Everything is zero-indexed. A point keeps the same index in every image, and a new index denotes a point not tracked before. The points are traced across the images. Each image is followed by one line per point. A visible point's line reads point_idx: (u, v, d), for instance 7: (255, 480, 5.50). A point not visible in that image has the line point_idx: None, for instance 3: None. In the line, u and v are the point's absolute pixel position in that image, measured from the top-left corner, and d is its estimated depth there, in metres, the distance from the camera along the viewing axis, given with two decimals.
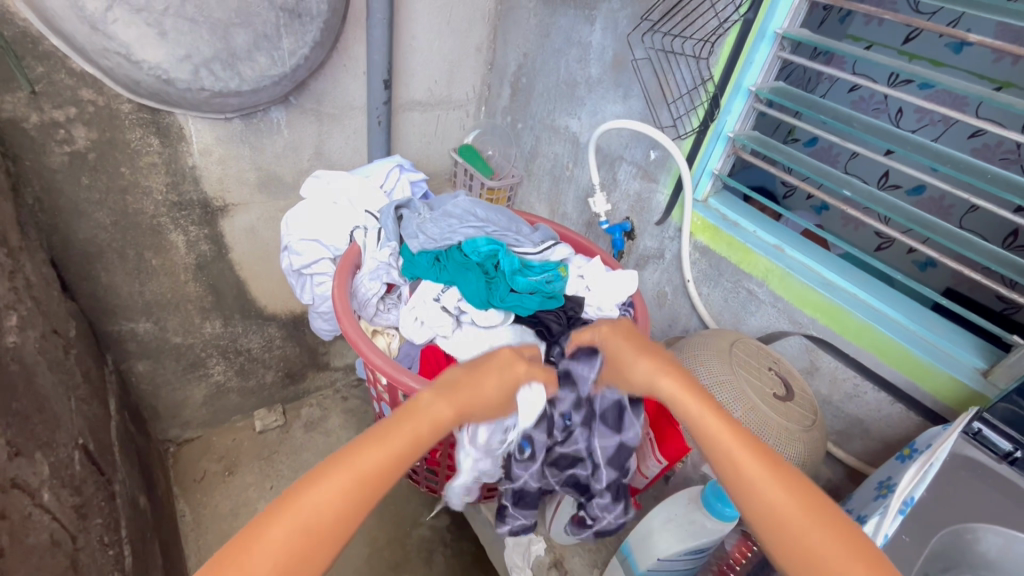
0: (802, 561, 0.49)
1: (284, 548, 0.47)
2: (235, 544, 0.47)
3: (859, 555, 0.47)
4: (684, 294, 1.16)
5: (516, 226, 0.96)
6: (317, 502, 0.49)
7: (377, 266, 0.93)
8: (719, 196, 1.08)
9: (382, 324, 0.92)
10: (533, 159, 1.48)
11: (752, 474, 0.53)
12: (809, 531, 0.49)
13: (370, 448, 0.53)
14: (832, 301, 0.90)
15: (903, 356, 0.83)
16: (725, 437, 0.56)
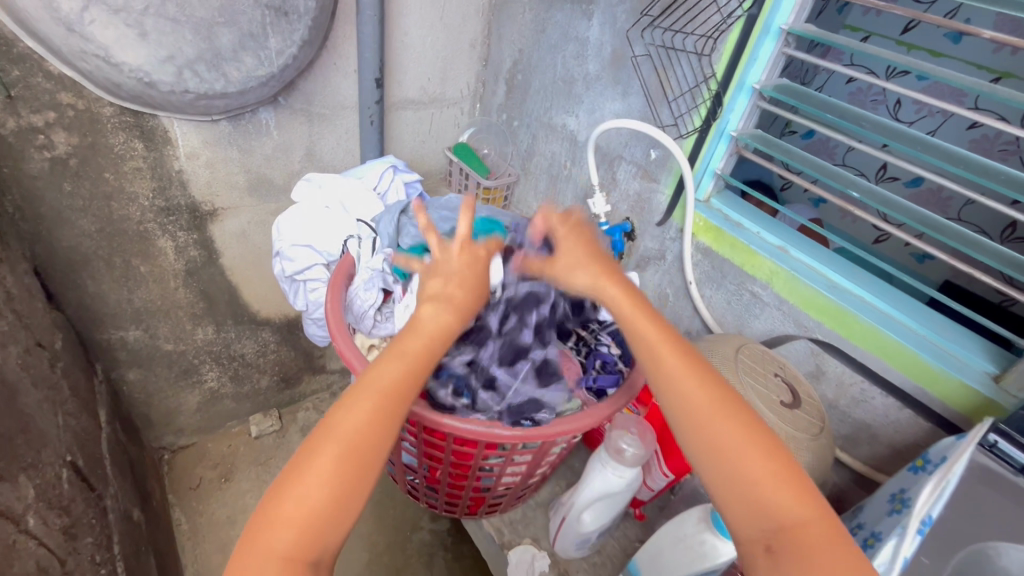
0: (712, 455, 0.58)
1: (332, 460, 0.55)
2: (295, 461, 0.56)
3: (761, 454, 0.57)
4: (686, 296, 1.13)
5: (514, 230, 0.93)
6: (351, 418, 0.57)
7: (372, 275, 0.90)
8: (721, 196, 1.06)
9: (379, 337, 0.89)
10: (530, 158, 1.45)
11: (685, 385, 0.62)
12: (722, 432, 0.59)
13: (386, 364, 0.61)
14: (839, 304, 0.88)
15: (911, 361, 0.81)
16: (668, 355, 0.63)
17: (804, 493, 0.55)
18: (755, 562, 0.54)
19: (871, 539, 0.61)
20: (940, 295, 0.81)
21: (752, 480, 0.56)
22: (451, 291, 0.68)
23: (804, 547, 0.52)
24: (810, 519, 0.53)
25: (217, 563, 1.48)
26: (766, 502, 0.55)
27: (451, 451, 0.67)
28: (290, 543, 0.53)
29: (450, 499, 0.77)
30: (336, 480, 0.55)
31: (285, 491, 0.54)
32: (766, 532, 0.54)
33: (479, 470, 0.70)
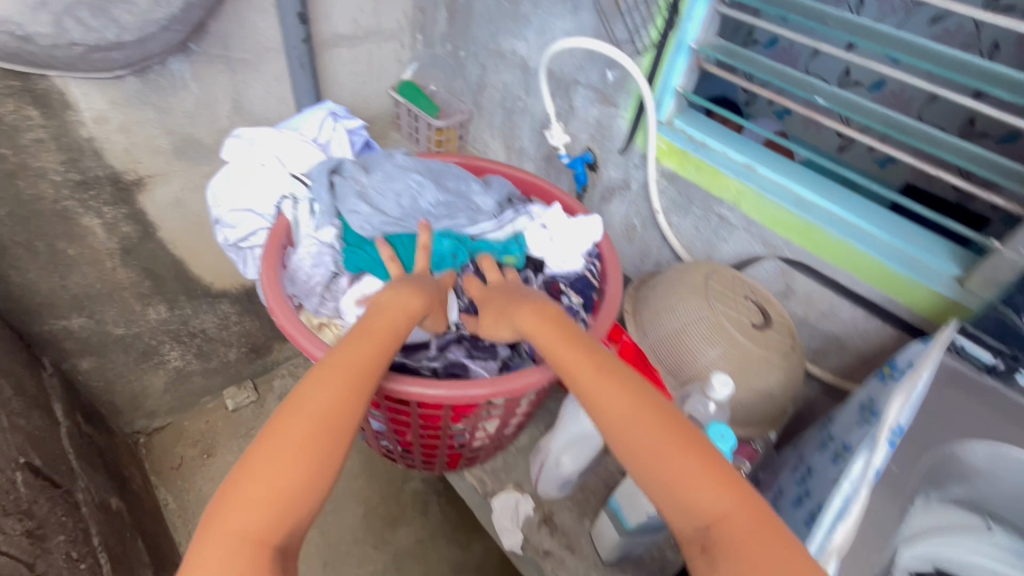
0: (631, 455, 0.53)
1: (305, 439, 0.51)
2: (261, 444, 0.51)
3: (682, 449, 0.51)
4: (654, 225, 1.10)
5: (467, 197, 0.88)
6: (321, 398, 0.54)
7: (317, 248, 0.83)
8: (684, 116, 1.00)
9: (328, 315, 0.81)
10: (481, 91, 1.35)
11: (591, 386, 0.57)
12: (632, 431, 0.53)
13: (360, 345, 0.60)
14: (806, 219, 0.86)
15: (879, 271, 0.81)
16: (572, 361, 0.59)
17: (734, 486, 0.48)
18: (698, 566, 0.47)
19: (842, 451, 0.61)
20: (905, 200, 0.79)
21: (674, 477, 0.50)
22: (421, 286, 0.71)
23: (734, 544, 0.45)
24: (741, 512, 0.47)
25: None
26: (689, 500, 0.48)
27: (416, 415, 0.65)
28: (255, 528, 0.47)
29: (425, 459, 0.76)
30: (311, 460, 0.51)
31: (251, 478, 0.49)
32: (696, 532, 0.48)
33: (451, 430, 0.68)
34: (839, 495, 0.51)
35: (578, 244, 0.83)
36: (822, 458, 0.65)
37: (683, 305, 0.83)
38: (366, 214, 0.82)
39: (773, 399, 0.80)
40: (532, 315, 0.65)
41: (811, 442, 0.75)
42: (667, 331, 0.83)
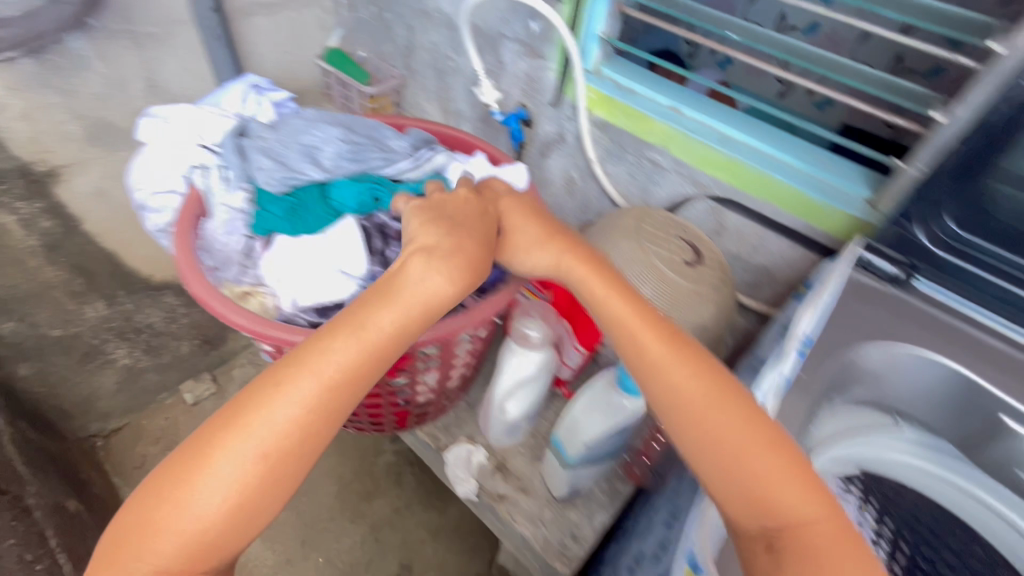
0: (703, 448, 0.57)
1: (245, 466, 0.55)
2: (188, 464, 0.54)
3: (759, 450, 0.55)
4: (591, 176, 1.11)
5: (381, 142, 0.85)
6: (278, 419, 0.56)
7: (230, 215, 0.80)
8: (611, 63, 1.00)
9: (251, 283, 0.78)
10: (411, 54, 1.31)
11: (675, 374, 0.59)
12: (711, 428, 0.57)
13: (337, 354, 0.58)
14: (731, 156, 0.88)
15: (798, 200, 0.84)
16: (654, 347, 0.61)
17: (809, 492, 0.53)
18: (754, 559, 0.52)
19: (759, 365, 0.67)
20: (807, 125, 0.82)
21: (759, 477, 0.54)
22: (461, 224, 0.68)
23: (805, 543, 0.51)
24: (816, 517, 0.52)
25: None
26: (763, 499, 0.53)
27: None
28: (168, 550, 0.52)
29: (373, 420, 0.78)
30: (241, 488, 0.54)
31: (171, 500, 0.53)
32: (763, 528, 0.53)
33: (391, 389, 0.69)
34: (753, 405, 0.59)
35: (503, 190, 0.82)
36: (746, 375, 0.72)
37: (616, 249, 0.85)
38: (270, 169, 0.78)
39: (707, 331, 0.83)
40: (607, 283, 0.65)
41: (742, 366, 0.80)
42: None
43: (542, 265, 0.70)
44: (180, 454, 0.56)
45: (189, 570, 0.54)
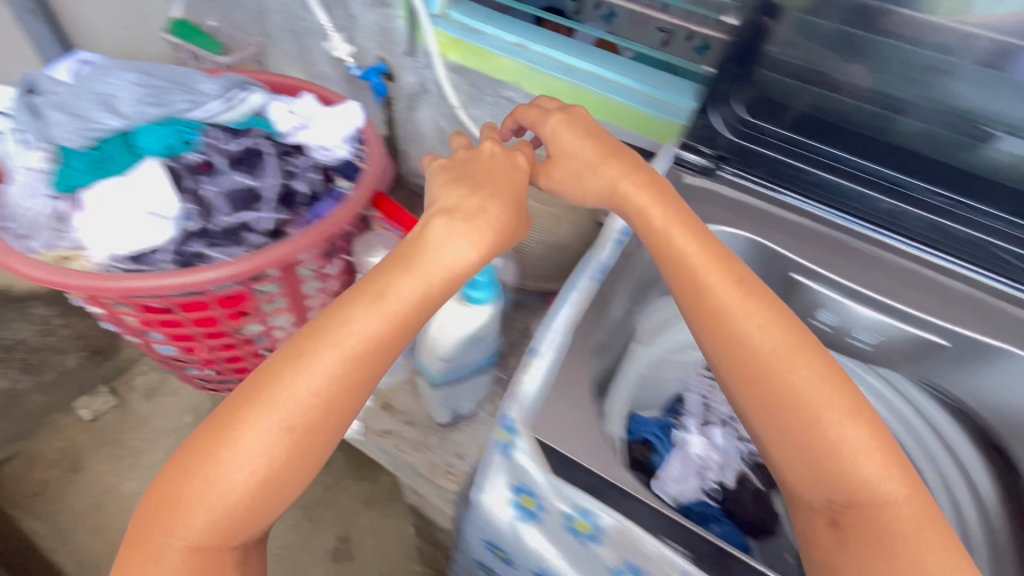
0: (764, 406, 0.52)
1: (269, 440, 0.49)
2: (209, 438, 0.50)
3: (840, 414, 0.50)
4: (459, 123, 1.13)
5: (189, 85, 0.80)
6: (300, 398, 0.50)
7: (30, 178, 0.71)
8: (458, 6, 1.00)
9: (69, 247, 0.68)
10: (264, 18, 1.25)
11: (746, 324, 0.53)
12: (783, 386, 0.51)
13: (367, 322, 0.52)
14: (574, 84, 0.92)
15: (633, 115, 0.90)
16: (728, 297, 0.54)
17: (890, 462, 0.49)
18: (817, 532, 0.50)
19: None
20: (625, 40, 0.89)
21: (830, 447, 0.49)
22: (492, 182, 0.62)
23: (875, 522, 0.48)
24: (899, 497, 0.48)
25: (97, 548, 1.39)
26: (834, 473, 0.49)
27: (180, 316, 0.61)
28: (199, 529, 0.49)
29: (239, 374, 0.76)
30: (265, 472, 0.49)
31: (196, 476, 0.49)
32: (831, 505, 0.49)
33: (240, 338, 0.67)
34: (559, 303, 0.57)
35: (334, 129, 0.77)
36: None
37: None
38: (63, 121, 0.72)
39: (569, 248, 0.89)
40: (670, 212, 0.59)
41: None
42: None
43: (595, 190, 0.64)
44: (204, 425, 0.51)
45: (214, 546, 0.49)
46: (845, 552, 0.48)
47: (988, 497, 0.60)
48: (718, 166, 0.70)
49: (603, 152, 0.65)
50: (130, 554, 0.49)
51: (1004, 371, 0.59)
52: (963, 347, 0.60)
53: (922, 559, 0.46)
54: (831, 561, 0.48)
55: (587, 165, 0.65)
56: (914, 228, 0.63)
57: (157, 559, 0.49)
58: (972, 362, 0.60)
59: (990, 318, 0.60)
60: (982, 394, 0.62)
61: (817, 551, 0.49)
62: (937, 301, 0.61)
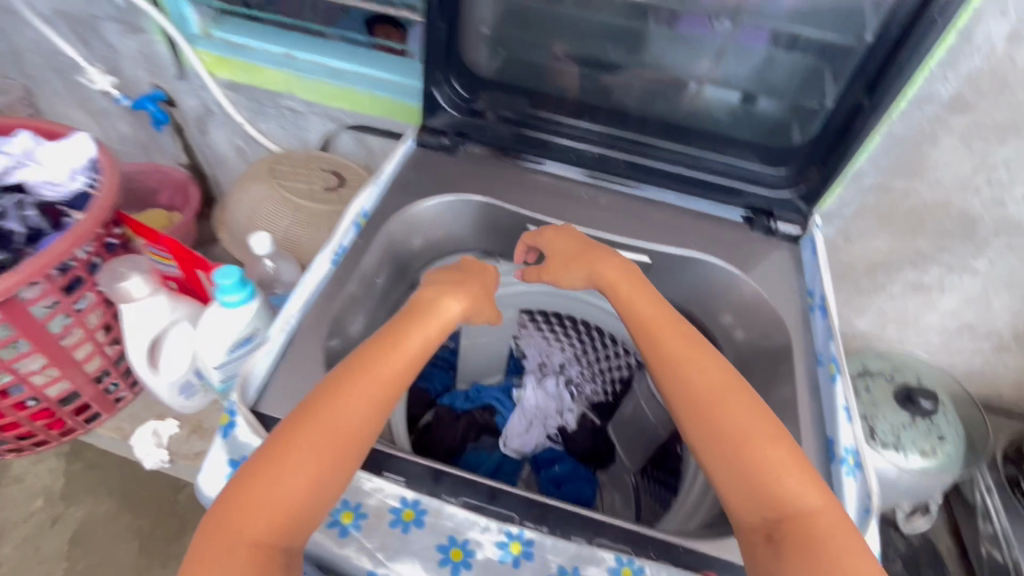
0: (705, 433, 0.50)
1: (318, 454, 0.45)
2: (271, 452, 0.45)
3: (771, 434, 0.49)
4: (252, 139, 1.13)
5: None
6: (351, 409, 0.47)
7: None
8: (218, 24, 1.00)
9: None
10: (19, 57, 1.15)
11: (675, 354, 0.54)
12: (724, 409, 0.50)
13: (388, 356, 0.51)
14: (343, 87, 0.96)
15: (404, 109, 0.96)
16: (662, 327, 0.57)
17: (812, 479, 0.47)
18: (752, 554, 0.46)
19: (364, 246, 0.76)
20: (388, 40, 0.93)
21: (760, 466, 0.48)
22: (466, 283, 0.61)
23: (805, 539, 0.45)
24: (825, 511, 0.46)
25: None
26: (769, 487, 0.47)
27: None
28: (259, 536, 0.42)
29: (13, 433, 0.74)
30: (318, 471, 0.44)
31: (264, 484, 0.43)
32: (765, 520, 0.46)
33: None
34: (295, 291, 0.59)
35: (55, 163, 0.76)
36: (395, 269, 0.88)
37: (253, 192, 0.91)
38: None
39: None
40: (630, 276, 0.62)
41: None
42: (242, 220, 0.90)
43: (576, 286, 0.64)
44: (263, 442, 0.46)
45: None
46: (779, 568, 0.44)
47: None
48: (543, 162, 0.77)
49: (587, 246, 0.66)
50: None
51: (688, 272, 0.72)
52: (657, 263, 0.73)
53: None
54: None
55: (576, 254, 0.65)
56: (724, 193, 0.74)
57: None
58: (671, 271, 0.73)
59: (674, 233, 0.73)
60: (694, 292, 0.73)
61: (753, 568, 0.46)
62: (636, 225, 0.73)
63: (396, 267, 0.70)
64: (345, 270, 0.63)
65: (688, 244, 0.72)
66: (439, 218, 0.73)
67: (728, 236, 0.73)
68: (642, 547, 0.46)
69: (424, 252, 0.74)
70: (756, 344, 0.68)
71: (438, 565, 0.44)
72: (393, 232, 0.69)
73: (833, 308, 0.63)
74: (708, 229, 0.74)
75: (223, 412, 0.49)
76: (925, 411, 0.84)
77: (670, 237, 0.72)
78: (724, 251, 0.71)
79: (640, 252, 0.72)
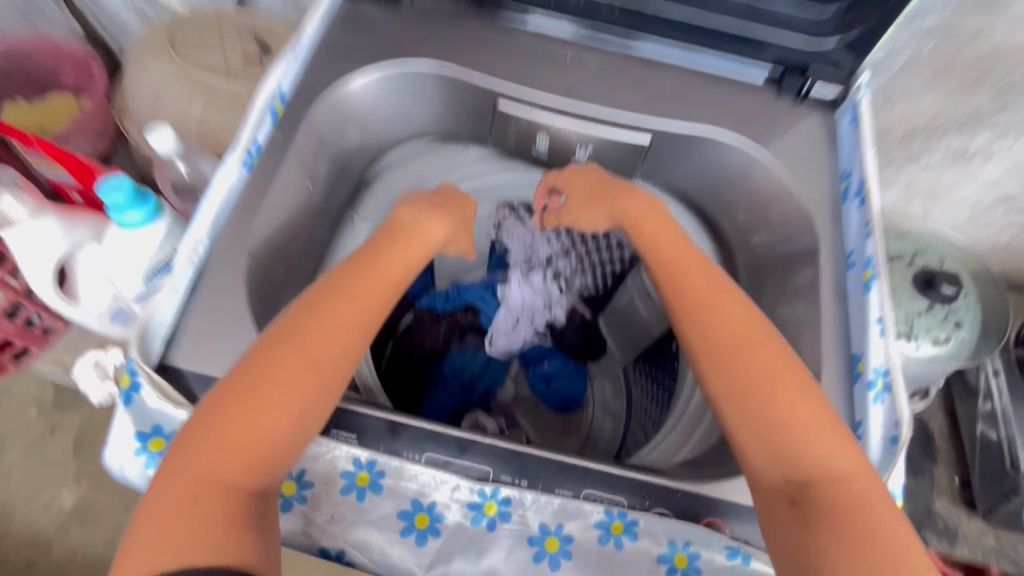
0: (726, 360, 0.44)
1: (292, 388, 0.39)
2: (238, 389, 0.38)
3: (803, 391, 0.42)
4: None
5: None
6: (325, 343, 0.41)
7: None
8: None
9: None
10: None
11: (694, 282, 0.48)
12: (748, 356, 0.44)
13: (368, 280, 0.44)
14: None
15: None
16: (678, 255, 0.51)
17: (846, 441, 0.41)
18: (772, 520, 0.40)
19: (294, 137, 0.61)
20: None
21: (784, 415, 0.41)
22: (450, 217, 0.52)
23: (839, 506, 0.38)
24: (859, 475, 0.39)
25: None
26: (795, 447, 0.40)
27: None
28: (228, 478, 0.36)
29: None
30: (293, 408, 0.38)
31: (233, 424, 0.37)
32: (789, 483, 0.40)
33: None
34: (199, 209, 0.46)
35: None
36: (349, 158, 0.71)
37: (151, 66, 0.72)
38: None
39: None
40: (646, 208, 0.54)
41: None
42: (143, 104, 0.73)
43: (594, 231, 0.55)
44: (226, 377, 0.39)
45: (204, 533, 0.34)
46: (804, 538, 0.38)
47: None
48: (527, 15, 0.58)
49: (609, 183, 0.56)
50: (141, 541, 0.34)
51: (696, 154, 0.59)
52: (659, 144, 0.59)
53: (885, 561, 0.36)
54: (794, 558, 0.38)
55: (596, 195, 0.56)
56: (749, 48, 0.56)
57: (187, 528, 0.34)
58: (676, 152, 0.59)
59: (683, 103, 0.57)
60: (705, 178, 0.61)
61: (773, 536, 0.40)
62: (634, 95, 0.57)
63: (332, 165, 0.57)
64: (261, 175, 0.49)
65: (699, 117, 0.57)
66: (382, 97, 0.57)
67: (750, 105, 0.58)
68: (636, 497, 0.41)
69: (367, 143, 0.60)
70: (776, 241, 0.58)
71: (401, 535, 0.40)
72: (324, 120, 0.54)
73: (873, 194, 0.51)
74: (726, 97, 0.58)
75: (124, 373, 0.40)
76: (946, 299, 0.77)
77: (677, 109, 0.57)
78: (744, 125, 0.57)
79: (639, 131, 0.57)
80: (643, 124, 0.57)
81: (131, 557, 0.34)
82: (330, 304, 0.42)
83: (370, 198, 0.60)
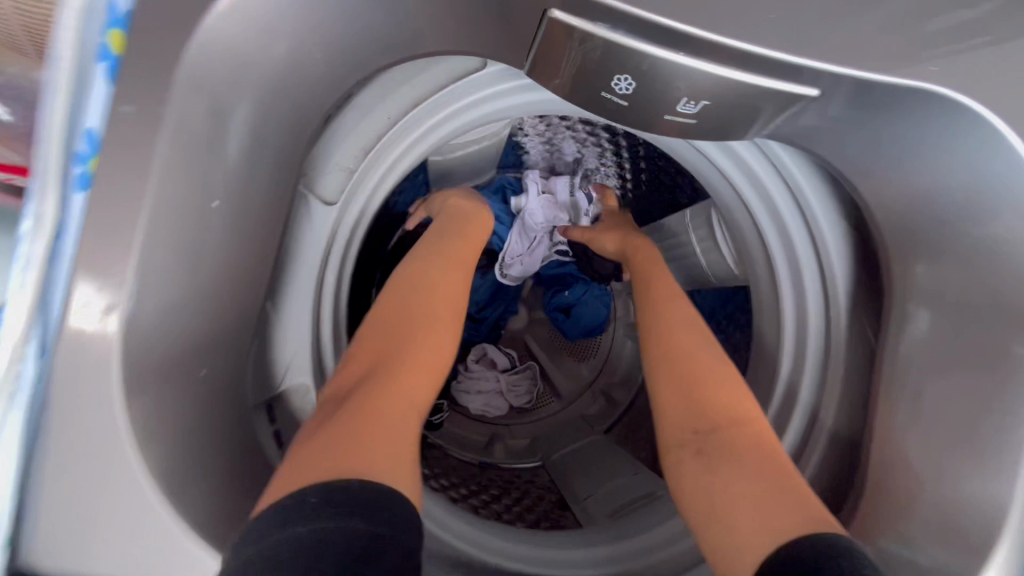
0: (662, 339, 0.55)
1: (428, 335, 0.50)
2: (391, 338, 0.48)
3: (706, 363, 0.52)
4: None
5: None
6: (442, 305, 0.52)
7: None
8: None
9: None
10: None
11: (656, 274, 0.63)
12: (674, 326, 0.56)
13: (459, 258, 0.58)
14: None
15: None
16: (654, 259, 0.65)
17: (743, 396, 0.50)
18: (681, 467, 0.48)
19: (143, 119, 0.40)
20: None
21: (697, 381, 0.51)
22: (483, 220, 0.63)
23: (736, 448, 0.47)
24: (748, 428, 0.47)
25: None
26: (705, 403, 0.50)
27: None
28: (396, 407, 0.43)
29: None
30: (428, 354, 0.48)
31: (387, 370, 0.46)
32: (696, 433, 0.49)
33: None
34: (12, 287, 0.28)
35: None
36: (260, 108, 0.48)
37: None
38: None
39: None
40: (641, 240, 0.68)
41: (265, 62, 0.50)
42: None
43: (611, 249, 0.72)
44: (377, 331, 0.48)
45: (387, 444, 0.40)
46: (710, 481, 0.46)
47: (841, 304, 0.45)
48: None
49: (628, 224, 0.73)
50: (303, 463, 0.38)
51: (900, 120, 0.34)
52: (837, 102, 0.34)
53: (777, 507, 0.42)
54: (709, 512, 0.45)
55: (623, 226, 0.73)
56: None
57: (371, 445, 0.39)
58: (860, 115, 0.35)
59: (910, 33, 0.31)
60: (873, 160, 0.38)
61: (682, 486, 0.48)
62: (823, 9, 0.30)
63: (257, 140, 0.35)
64: (130, 202, 0.30)
65: (929, 66, 0.31)
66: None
67: None
68: None
69: (316, 82, 0.36)
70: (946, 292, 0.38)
71: None
72: (223, 63, 0.31)
73: None
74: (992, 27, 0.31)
75: None
76: None
77: (896, 44, 0.31)
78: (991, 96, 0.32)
79: (807, 82, 0.32)
80: (822, 75, 0.31)
81: (291, 478, 0.37)
82: (443, 274, 0.55)
83: (331, 160, 0.43)
